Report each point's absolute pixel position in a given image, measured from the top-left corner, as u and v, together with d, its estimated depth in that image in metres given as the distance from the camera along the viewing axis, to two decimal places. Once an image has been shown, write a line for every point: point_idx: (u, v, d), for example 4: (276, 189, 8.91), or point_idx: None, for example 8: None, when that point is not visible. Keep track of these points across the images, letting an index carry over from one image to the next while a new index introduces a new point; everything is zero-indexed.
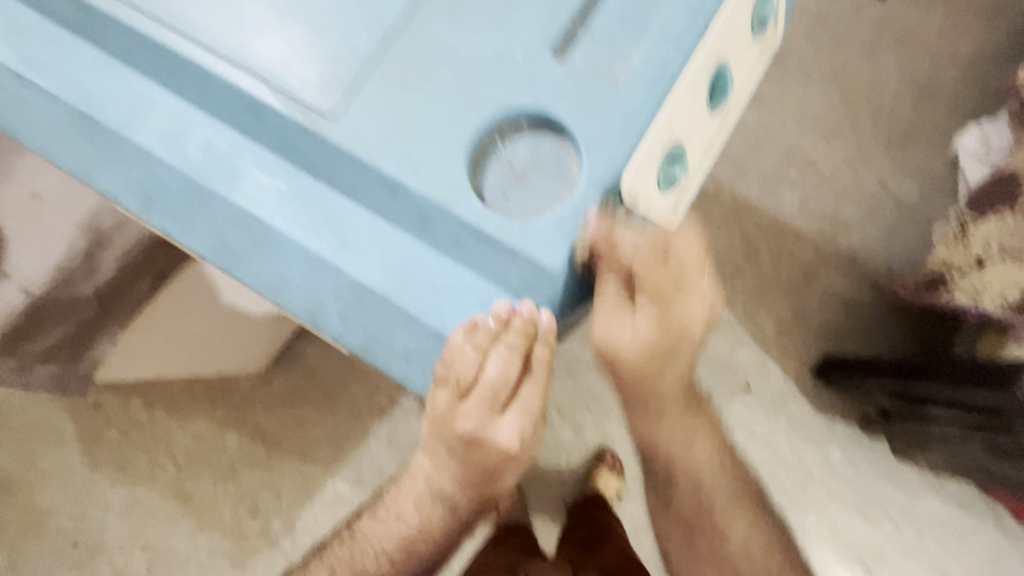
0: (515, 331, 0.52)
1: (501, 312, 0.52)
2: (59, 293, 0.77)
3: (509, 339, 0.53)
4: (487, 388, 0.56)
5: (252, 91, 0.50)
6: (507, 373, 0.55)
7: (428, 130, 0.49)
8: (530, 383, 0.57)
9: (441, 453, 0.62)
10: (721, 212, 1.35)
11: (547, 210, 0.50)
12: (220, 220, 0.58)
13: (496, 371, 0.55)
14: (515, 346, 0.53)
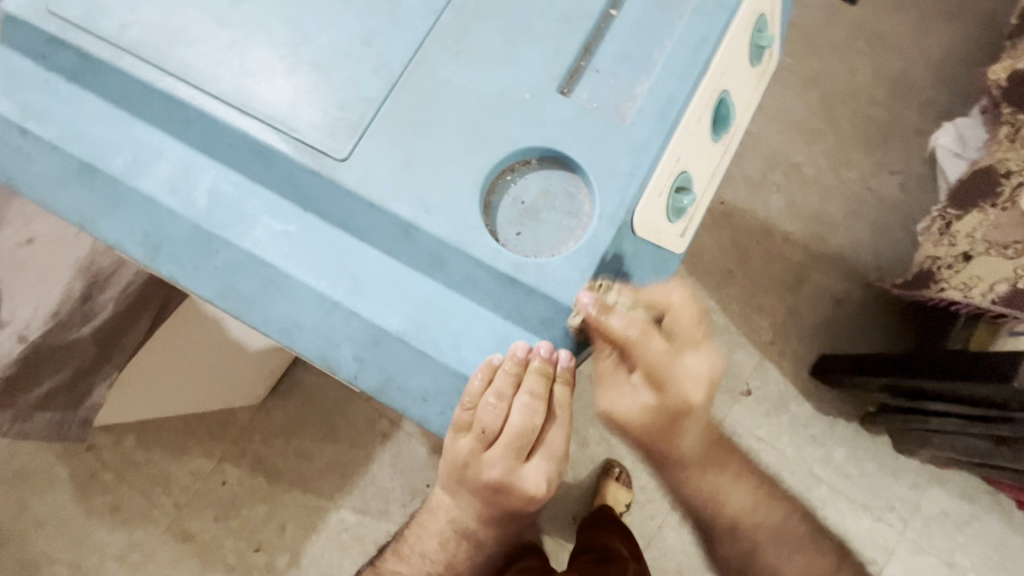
0: (535, 372, 0.36)
1: (517, 353, 0.36)
2: (55, 339, 0.65)
3: (529, 383, 0.37)
4: (507, 440, 0.39)
5: (174, 69, 0.36)
6: (530, 423, 0.38)
7: (422, 130, 0.35)
8: (555, 429, 0.40)
9: (441, 545, 0.54)
10: (710, 219, 1.29)
11: (561, 250, 0.35)
12: (131, 236, 0.40)
13: (518, 421, 0.38)
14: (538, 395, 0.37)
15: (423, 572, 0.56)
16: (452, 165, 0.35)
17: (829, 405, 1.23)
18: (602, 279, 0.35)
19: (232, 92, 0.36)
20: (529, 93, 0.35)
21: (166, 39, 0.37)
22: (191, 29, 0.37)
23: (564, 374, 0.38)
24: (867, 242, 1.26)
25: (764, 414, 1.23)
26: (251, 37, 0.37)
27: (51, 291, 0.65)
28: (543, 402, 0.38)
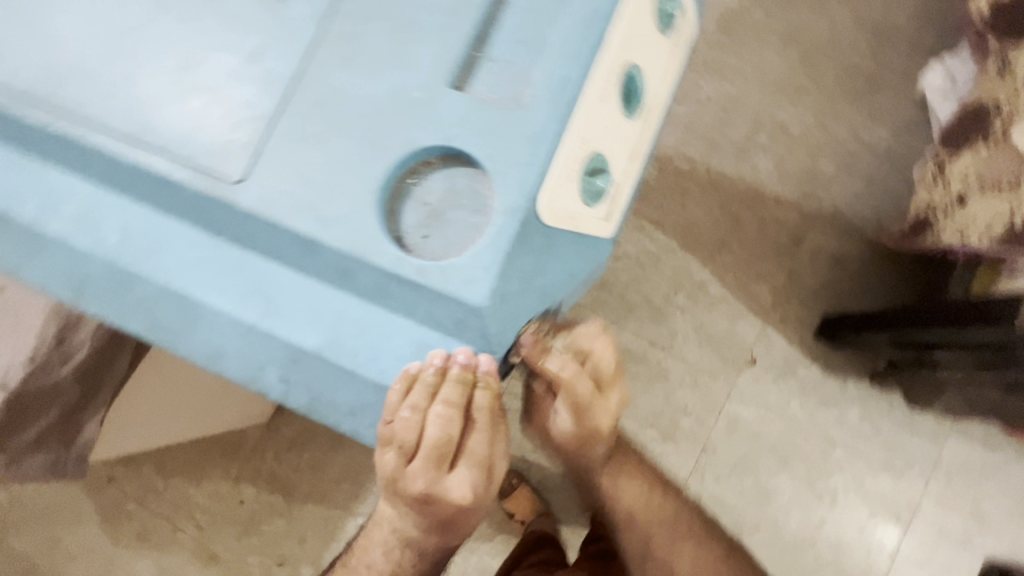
0: (452, 383, 0.37)
1: (434, 361, 0.37)
2: (37, 382, 0.66)
3: (444, 395, 0.38)
4: (428, 449, 0.41)
5: (63, 108, 0.36)
6: (448, 430, 0.40)
7: (313, 142, 0.34)
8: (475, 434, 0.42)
9: (387, 549, 0.57)
10: (698, 188, 1.26)
11: (467, 248, 0.34)
12: (57, 279, 0.40)
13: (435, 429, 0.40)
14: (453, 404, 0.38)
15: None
16: (344, 174, 0.34)
17: (835, 367, 1.20)
18: (514, 277, 0.34)
19: (122, 126, 0.35)
20: (420, 91, 0.34)
21: (55, 80, 0.36)
22: (77, 68, 0.36)
23: (485, 384, 0.38)
24: (860, 196, 1.23)
25: (771, 382, 1.21)
26: (136, 67, 0.36)
27: (26, 339, 0.66)
28: (459, 411, 0.40)
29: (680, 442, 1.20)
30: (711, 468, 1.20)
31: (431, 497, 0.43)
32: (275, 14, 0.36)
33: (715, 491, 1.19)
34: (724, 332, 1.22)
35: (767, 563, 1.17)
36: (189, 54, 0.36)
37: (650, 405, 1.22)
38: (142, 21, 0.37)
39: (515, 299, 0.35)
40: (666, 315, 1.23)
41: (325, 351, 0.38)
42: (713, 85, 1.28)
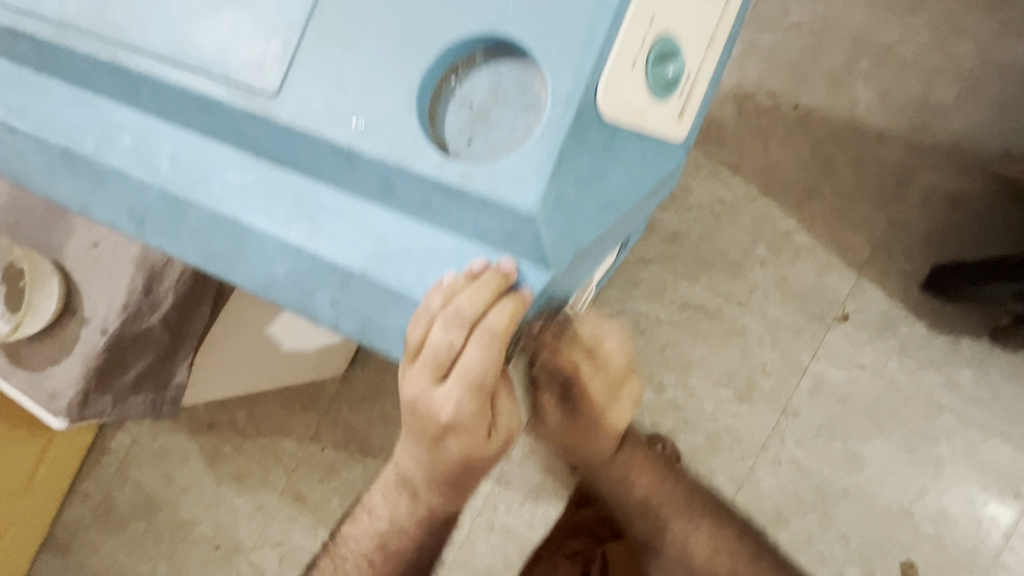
0: (472, 290, 0.34)
1: (473, 269, 0.35)
2: (131, 328, 0.71)
3: (457, 302, 0.34)
4: (430, 361, 0.37)
5: (107, 34, 0.36)
6: (451, 343, 0.36)
7: (352, 46, 0.33)
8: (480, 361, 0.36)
9: (386, 503, 0.59)
10: (783, 127, 1.11)
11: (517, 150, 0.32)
12: (122, 217, 0.43)
13: (439, 340, 0.36)
14: (463, 315, 0.34)
15: (372, 534, 0.62)
16: (383, 77, 0.33)
17: (946, 325, 1.05)
18: (568, 179, 0.31)
19: (167, 47, 0.35)
20: None
21: (101, 10, 0.36)
22: None
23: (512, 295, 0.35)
24: (984, 126, 1.04)
25: (866, 340, 1.08)
26: None
27: (118, 290, 0.71)
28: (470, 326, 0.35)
29: (758, 404, 1.11)
30: (792, 432, 1.10)
31: (418, 417, 0.39)
32: None
33: (797, 456, 1.09)
34: (812, 286, 1.10)
35: (855, 533, 1.07)
36: None
37: (724, 365, 1.13)
38: None
39: (570, 206, 0.32)
40: (742, 269, 1.12)
41: (370, 273, 0.36)
42: (802, 9, 1.11)
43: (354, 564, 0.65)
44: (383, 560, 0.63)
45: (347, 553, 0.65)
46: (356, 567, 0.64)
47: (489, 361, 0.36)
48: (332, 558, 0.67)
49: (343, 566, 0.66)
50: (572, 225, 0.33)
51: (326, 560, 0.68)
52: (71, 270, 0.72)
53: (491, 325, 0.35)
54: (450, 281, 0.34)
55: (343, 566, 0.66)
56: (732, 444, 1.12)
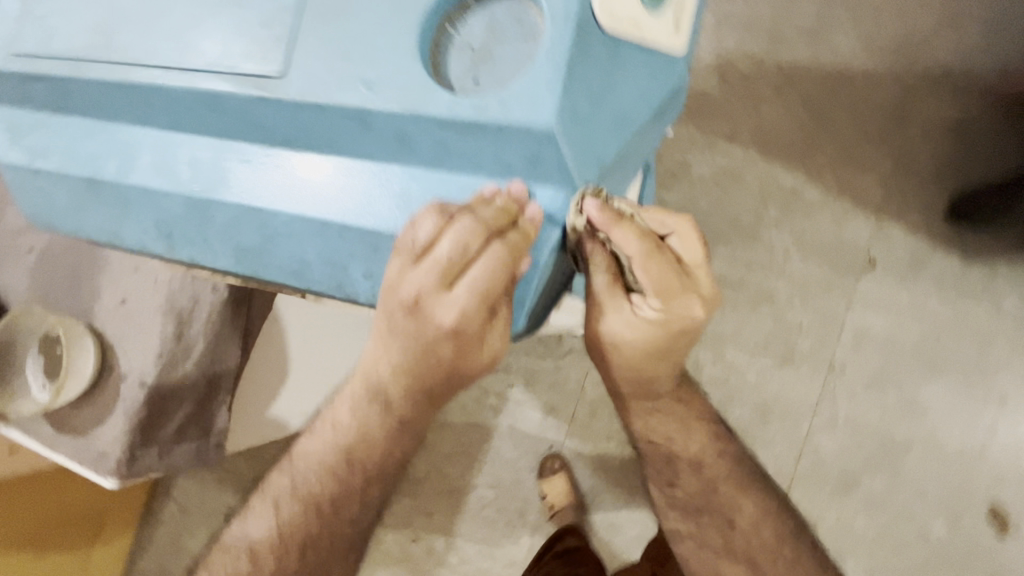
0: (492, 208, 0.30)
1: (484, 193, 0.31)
2: (169, 376, 0.73)
3: (475, 215, 0.30)
4: (436, 267, 0.30)
5: (101, 52, 0.35)
6: (463, 248, 0.30)
7: (337, 11, 0.31)
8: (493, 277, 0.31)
9: (351, 411, 0.49)
10: (769, 82, 1.02)
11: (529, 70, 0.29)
12: (148, 234, 0.39)
13: (449, 249, 0.30)
14: (484, 227, 0.30)
15: (333, 445, 0.50)
16: (380, 30, 0.30)
17: (983, 250, 1.00)
18: (585, 96, 0.29)
19: (156, 51, 0.34)
20: None
21: (91, 29, 0.35)
22: (103, 12, 0.35)
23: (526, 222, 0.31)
24: (975, 46, 1.00)
25: (898, 282, 1.00)
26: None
27: (151, 341, 0.72)
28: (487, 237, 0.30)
29: (801, 367, 1.00)
30: (843, 388, 1.00)
31: (410, 325, 0.32)
32: None
33: (852, 412, 0.99)
34: (831, 240, 1.01)
35: (932, 484, 0.97)
36: None
37: (759, 331, 1.01)
38: None
39: (591, 126, 0.30)
40: (757, 232, 1.02)
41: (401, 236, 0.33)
42: None
43: (315, 479, 0.52)
44: (346, 470, 0.51)
45: (304, 468, 0.52)
46: (317, 484, 0.52)
47: (500, 276, 0.30)
48: (286, 470, 0.53)
49: (300, 483, 0.52)
50: (600, 144, 0.31)
51: (279, 479, 0.53)
52: (104, 328, 0.74)
53: (511, 243, 0.30)
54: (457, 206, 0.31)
55: (302, 483, 0.52)
56: (783, 412, 1.00)
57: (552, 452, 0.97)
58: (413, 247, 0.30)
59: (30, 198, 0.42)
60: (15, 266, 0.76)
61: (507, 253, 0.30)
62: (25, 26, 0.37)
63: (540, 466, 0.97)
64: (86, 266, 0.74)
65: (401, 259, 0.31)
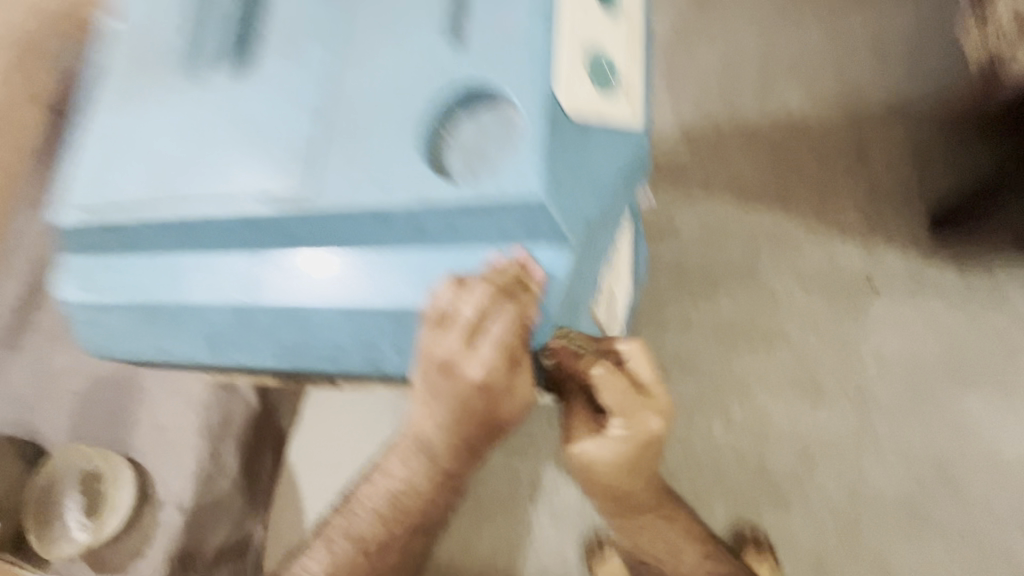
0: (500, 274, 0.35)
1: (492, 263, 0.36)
2: (205, 496, 0.74)
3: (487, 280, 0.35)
4: (461, 329, 0.35)
5: (159, 198, 0.41)
6: (481, 309, 0.35)
7: (353, 133, 0.38)
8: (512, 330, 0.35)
9: (403, 462, 0.43)
10: (731, 143, 1.11)
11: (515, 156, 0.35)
12: (202, 345, 0.44)
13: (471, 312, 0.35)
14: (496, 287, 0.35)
15: (383, 493, 0.44)
16: (390, 145, 0.37)
17: (976, 253, 1.01)
18: (559, 166, 0.35)
19: (206, 189, 0.40)
20: (426, 59, 0.38)
21: (151, 182, 0.42)
22: (159, 168, 0.42)
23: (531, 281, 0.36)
24: (909, 83, 1.09)
25: (907, 299, 1.01)
26: (212, 148, 0.41)
27: (186, 463, 0.74)
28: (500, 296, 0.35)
29: (833, 401, 0.98)
30: (881, 416, 0.97)
31: (445, 387, 0.36)
32: (291, 62, 0.41)
33: (898, 441, 0.95)
34: (828, 270, 1.03)
35: (1003, 505, 0.91)
36: (238, 118, 0.41)
37: (782, 372, 1.00)
38: (198, 113, 0.43)
39: (568, 188, 0.35)
40: (755, 275, 1.05)
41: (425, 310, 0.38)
42: (709, 49, 1.17)
43: (368, 525, 0.45)
44: (396, 520, 0.45)
45: (356, 512, 0.46)
46: (370, 530, 0.45)
47: (517, 330, 0.35)
48: (342, 514, 0.47)
49: (354, 529, 0.46)
50: (582, 204, 0.36)
51: (335, 522, 0.47)
52: (141, 456, 0.76)
53: (521, 298, 0.35)
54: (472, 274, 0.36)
55: (354, 528, 0.46)
56: (828, 451, 0.96)
57: (596, 530, 0.92)
58: (439, 316, 0.35)
59: (99, 331, 0.47)
60: (54, 411, 0.80)
61: (517, 310, 0.35)
62: (93, 187, 0.44)
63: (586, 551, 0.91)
64: (126, 398, 0.78)
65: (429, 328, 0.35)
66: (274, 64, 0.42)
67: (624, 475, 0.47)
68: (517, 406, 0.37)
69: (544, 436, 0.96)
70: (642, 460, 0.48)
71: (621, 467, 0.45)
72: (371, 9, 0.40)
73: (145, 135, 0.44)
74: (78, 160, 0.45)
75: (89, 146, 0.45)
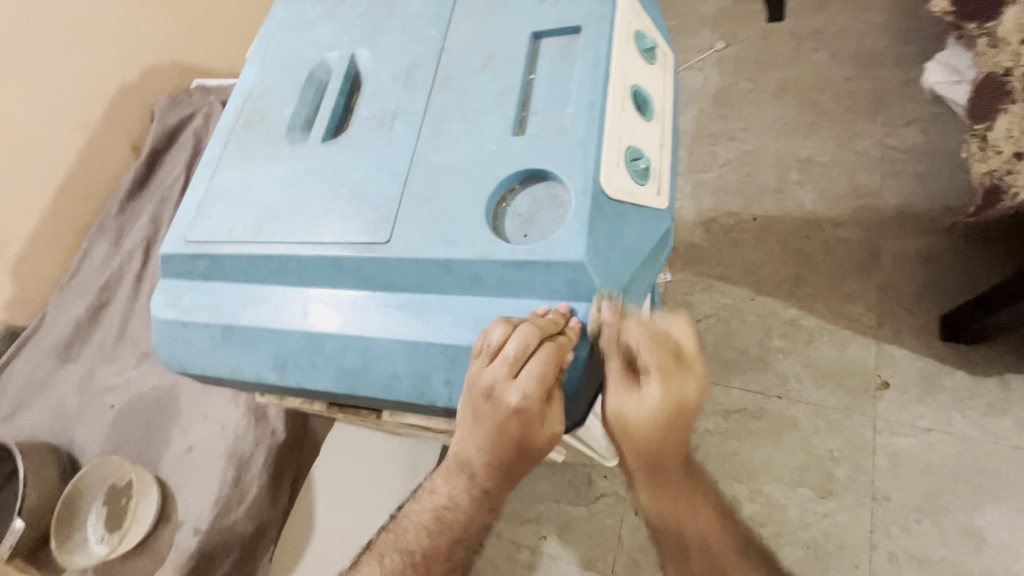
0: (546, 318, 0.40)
1: (537, 312, 0.42)
2: (221, 523, 0.75)
3: (533, 322, 0.40)
4: (504, 362, 0.39)
5: (257, 237, 0.49)
6: (524, 346, 0.39)
7: (428, 198, 0.45)
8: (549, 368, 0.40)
9: (446, 481, 0.51)
10: (747, 234, 1.19)
11: (562, 226, 0.42)
12: (266, 365, 0.49)
13: (515, 348, 0.39)
14: (539, 328, 0.39)
15: (430, 509, 0.53)
16: (459, 209, 0.44)
17: (984, 368, 1.02)
18: (600, 236, 0.41)
19: (298, 234, 0.48)
20: (495, 144, 0.46)
21: (252, 224, 0.50)
22: (260, 213, 0.50)
23: (573, 327, 0.40)
24: (918, 193, 1.16)
25: (919, 401, 1.02)
26: (305, 198, 0.49)
27: (210, 486, 0.77)
28: (542, 337, 0.39)
29: (844, 497, 0.98)
30: (893, 518, 0.95)
31: (488, 410, 0.41)
32: (381, 137, 0.50)
33: (911, 546, 0.93)
34: (839, 362, 1.07)
35: None
36: (331, 178, 0.50)
37: (792, 460, 1.01)
38: (298, 171, 0.51)
39: (607, 255, 0.42)
40: (767, 362, 1.09)
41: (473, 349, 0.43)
42: (728, 148, 1.28)
43: (416, 537, 0.54)
44: (440, 531, 0.52)
45: (406, 526, 0.55)
46: (417, 542, 0.53)
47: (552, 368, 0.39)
48: (393, 530, 0.56)
49: (404, 542, 0.54)
50: (617, 271, 0.42)
51: (386, 536, 0.56)
52: (167, 477, 0.79)
53: (561, 342, 0.40)
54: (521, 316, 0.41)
55: (404, 541, 0.54)
56: (837, 549, 0.95)
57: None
58: (487, 348, 0.40)
59: (172, 343, 0.52)
60: (95, 426, 0.85)
61: (555, 351, 0.39)
62: (203, 224, 0.52)
63: None
64: (164, 419, 0.83)
65: (479, 358, 0.41)
66: (367, 138, 0.50)
67: (662, 435, 0.47)
68: (546, 436, 0.42)
69: (550, 509, 0.97)
70: (675, 432, 0.49)
71: (665, 422, 0.46)
72: (451, 101, 0.49)
73: (249, 183, 0.52)
74: (191, 201, 0.54)
75: (204, 189, 0.54)
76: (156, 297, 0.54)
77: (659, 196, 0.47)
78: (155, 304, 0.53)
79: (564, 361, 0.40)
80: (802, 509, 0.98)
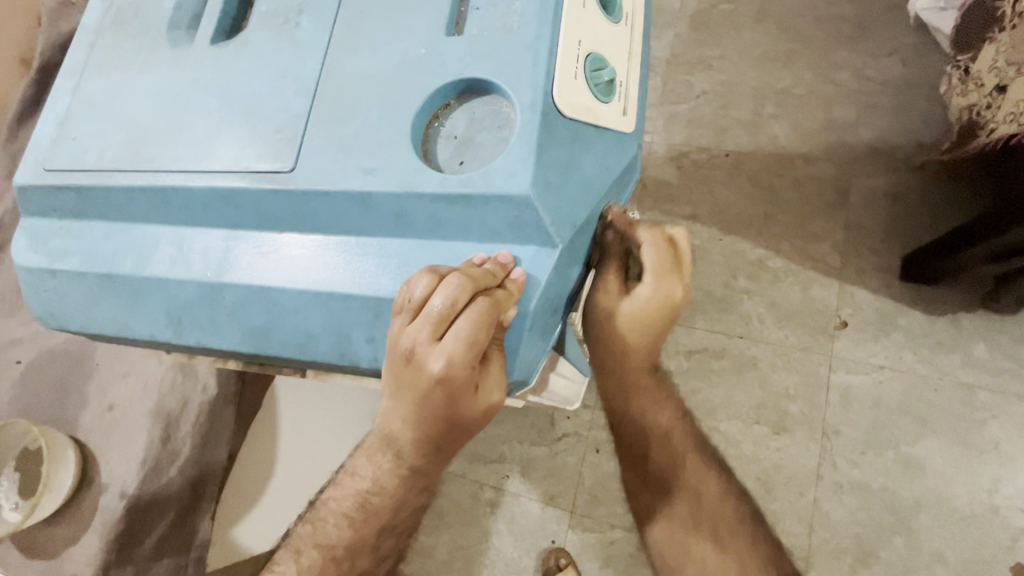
0: (480, 270, 0.34)
1: (474, 260, 0.35)
2: (151, 486, 0.69)
3: (463, 272, 0.33)
4: (427, 320, 0.33)
5: (135, 162, 0.40)
6: (452, 302, 0.33)
7: (343, 115, 0.37)
8: (481, 329, 0.34)
9: (369, 461, 0.48)
10: (716, 171, 1.13)
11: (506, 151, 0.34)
12: (159, 321, 0.41)
13: (441, 304, 0.33)
14: (470, 281, 0.33)
15: (351, 494, 0.51)
16: (380, 129, 0.36)
17: (941, 304, 1.01)
18: (551, 165, 0.34)
19: (185, 157, 0.39)
20: (425, 48, 0.37)
21: (127, 147, 0.40)
22: (137, 132, 0.40)
23: (514, 281, 0.34)
24: (892, 127, 1.11)
25: (874, 339, 1.02)
26: (193, 116, 0.40)
27: (134, 448, 0.70)
28: (474, 294, 0.33)
29: (795, 432, 0.99)
30: (841, 450, 0.98)
31: (411, 375, 0.35)
32: (284, 37, 0.40)
33: (856, 476, 0.96)
34: (802, 303, 1.05)
35: (950, 546, 0.92)
36: (224, 90, 0.40)
37: (748, 399, 1.02)
38: (183, 80, 0.41)
39: (560, 190, 0.34)
40: (730, 303, 1.07)
41: None
42: (703, 78, 1.19)
43: (335, 529, 0.52)
44: (362, 520, 0.51)
45: (326, 516, 0.53)
46: (336, 534, 0.52)
47: (484, 327, 0.33)
48: (308, 523, 0.54)
49: (322, 535, 0.53)
50: (574, 205, 0.35)
51: (302, 529, 0.54)
52: (88, 437, 0.72)
53: (497, 297, 0.34)
54: (452, 267, 0.34)
55: (322, 535, 0.53)
56: (786, 480, 0.97)
57: (554, 546, 0.90)
58: (410, 303, 0.34)
59: (46, 296, 0.43)
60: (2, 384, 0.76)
61: (489, 307, 0.33)
62: (68, 146, 0.42)
63: (544, 564, 0.90)
64: (79, 375, 0.74)
65: (401, 315, 0.34)
66: (267, 38, 0.40)
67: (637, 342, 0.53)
68: (479, 406, 0.36)
69: (512, 448, 0.95)
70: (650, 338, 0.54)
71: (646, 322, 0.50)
72: None
73: (124, 96, 0.42)
74: (53, 117, 0.43)
75: (68, 103, 0.44)
76: (19, 240, 0.44)
77: (625, 116, 0.39)
78: (19, 247, 0.44)
79: (498, 320, 0.34)
80: (754, 445, 0.99)
